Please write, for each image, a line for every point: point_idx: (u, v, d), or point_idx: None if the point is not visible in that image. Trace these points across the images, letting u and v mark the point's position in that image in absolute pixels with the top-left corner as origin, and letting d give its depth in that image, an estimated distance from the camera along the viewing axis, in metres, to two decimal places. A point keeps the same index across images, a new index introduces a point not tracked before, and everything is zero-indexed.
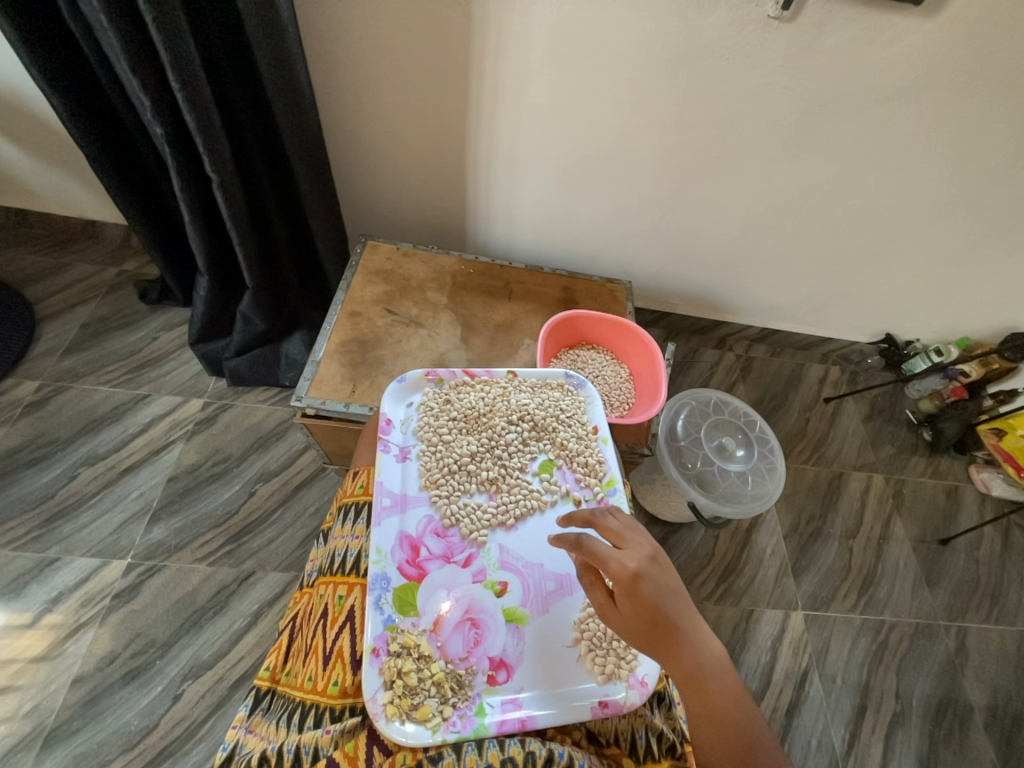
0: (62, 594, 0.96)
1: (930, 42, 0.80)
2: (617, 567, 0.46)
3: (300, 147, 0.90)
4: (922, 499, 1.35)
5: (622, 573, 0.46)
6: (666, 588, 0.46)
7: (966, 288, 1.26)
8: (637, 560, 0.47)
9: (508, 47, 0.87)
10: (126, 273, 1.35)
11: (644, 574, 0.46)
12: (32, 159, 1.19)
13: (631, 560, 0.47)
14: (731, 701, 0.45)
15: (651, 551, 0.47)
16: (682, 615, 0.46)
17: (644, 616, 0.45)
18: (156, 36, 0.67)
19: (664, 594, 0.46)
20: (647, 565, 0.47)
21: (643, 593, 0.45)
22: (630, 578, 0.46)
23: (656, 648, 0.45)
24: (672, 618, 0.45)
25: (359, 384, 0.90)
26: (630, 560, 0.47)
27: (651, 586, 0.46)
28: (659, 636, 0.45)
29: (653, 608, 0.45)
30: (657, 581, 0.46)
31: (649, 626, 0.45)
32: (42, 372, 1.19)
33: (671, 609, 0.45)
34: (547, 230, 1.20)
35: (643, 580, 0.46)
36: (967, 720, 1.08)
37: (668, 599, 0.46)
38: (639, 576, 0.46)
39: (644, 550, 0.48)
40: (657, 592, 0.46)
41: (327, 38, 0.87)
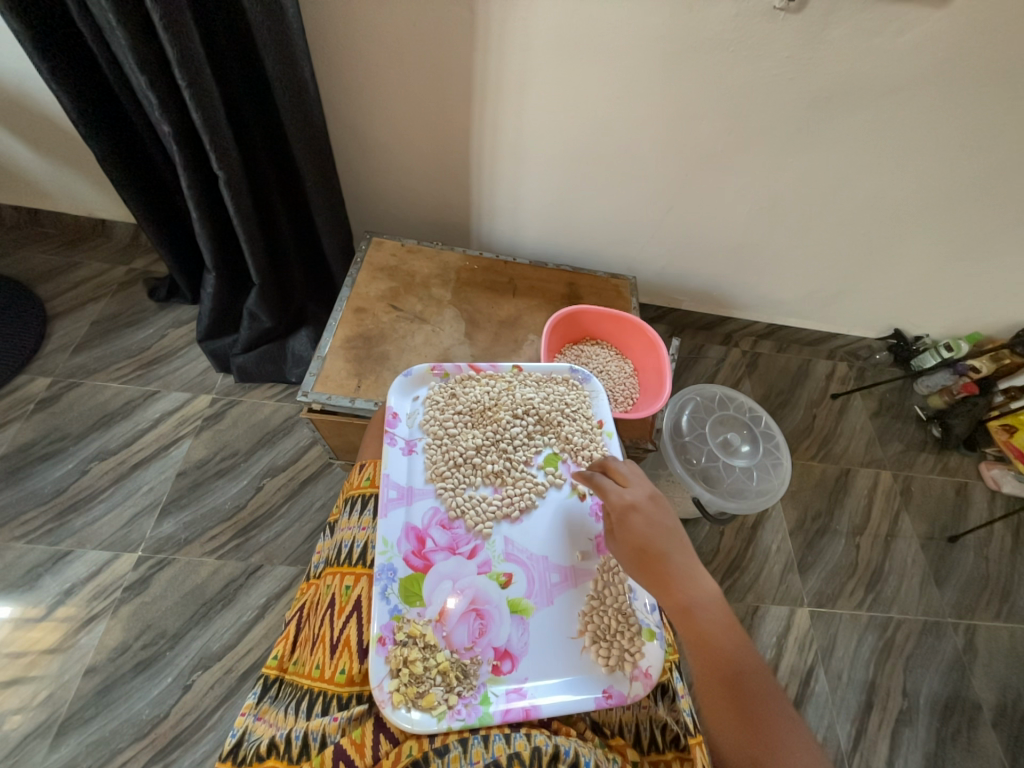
0: (75, 586, 0.98)
1: (938, 32, 0.80)
2: (616, 499, 0.54)
3: (305, 144, 0.91)
4: (931, 496, 1.34)
5: (618, 503, 0.54)
6: (659, 521, 0.52)
7: (977, 283, 1.25)
8: (635, 495, 0.54)
9: (512, 44, 0.87)
10: (135, 271, 1.37)
11: (638, 506, 0.53)
12: (43, 158, 1.20)
13: (630, 494, 0.54)
14: (723, 634, 0.48)
15: (650, 491, 0.54)
16: (672, 547, 0.51)
17: (635, 542, 0.52)
18: (163, 35, 0.68)
19: (654, 524, 0.52)
20: (645, 501, 0.54)
21: (636, 521, 0.52)
22: (626, 508, 0.53)
23: (645, 571, 0.51)
24: (662, 547, 0.51)
25: (365, 380, 0.91)
26: (628, 494, 0.54)
27: (643, 517, 0.53)
28: (649, 560, 0.51)
29: (644, 535, 0.52)
30: (651, 513, 0.53)
31: (639, 550, 0.52)
32: (54, 368, 1.21)
33: (661, 538, 0.52)
34: (551, 227, 1.20)
35: (638, 511, 0.53)
36: (975, 718, 1.07)
37: (658, 530, 0.52)
38: (634, 507, 0.53)
39: (645, 490, 0.55)
40: (649, 522, 0.52)
41: (333, 36, 0.87)
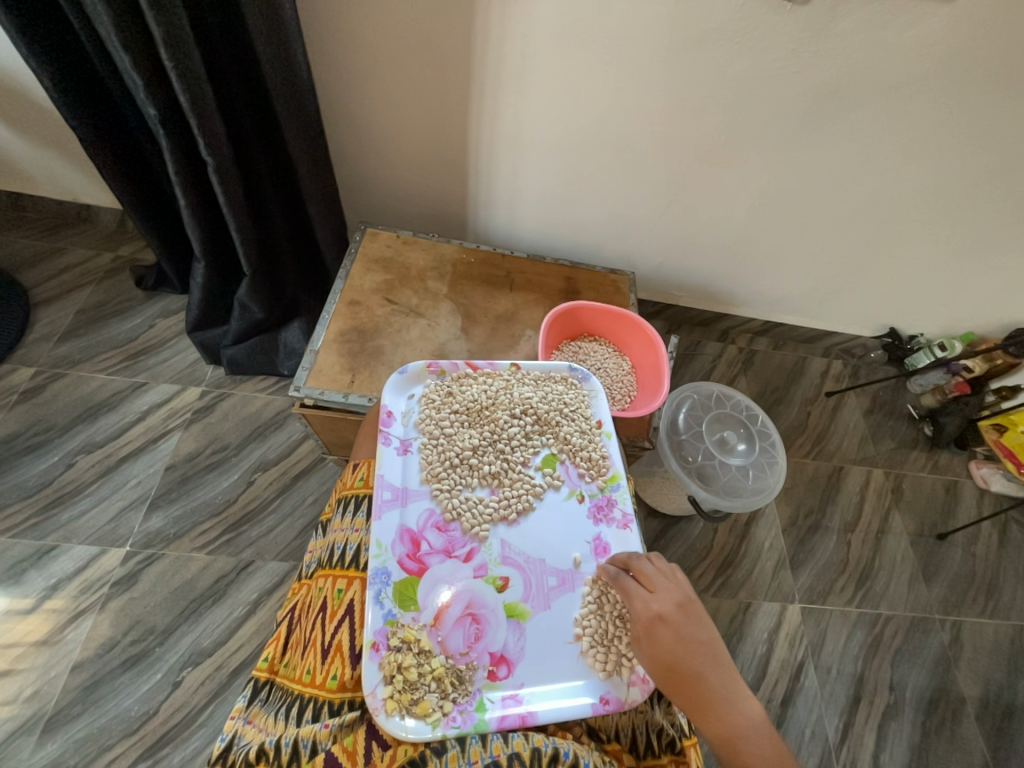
0: (61, 582, 0.96)
1: (948, 26, 0.78)
2: (641, 608, 0.50)
3: (298, 131, 0.88)
4: (921, 494, 1.35)
5: (645, 614, 0.50)
6: (690, 638, 0.48)
7: (973, 282, 1.25)
8: (662, 605, 0.50)
9: (513, 29, 0.84)
10: (122, 259, 1.33)
11: (666, 619, 0.49)
12: (24, 140, 1.16)
13: (657, 603, 0.50)
14: None
15: (679, 599, 0.50)
16: (706, 665, 0.47)
17: (664, 661, 0.48)
18: (147, 10, 0.64)
19: (685, 642, 0.48)
20: (673, 611, 0.49)
21: (662, 636, 0.48)
22: (651, 620, 0.49)
23: (679, 694, 0.47)
24: (695, 667, 0.47)
25: (359, 375, 0.89)
26: (655, 604, 0.50)
27: (673, 632, 0.49)
28: (683, 684, 0.47)
29: (672, 652, 0.48)
30: (680, 627, 0.49)
31: (670, 672, 0.47)
32: (38, 358, 1.17)
33: (693, 656, 0.47)
34: (549, 219, 1.18)
35: (665, 624, 0.49)
36: (959, 711, 1.09)
37: (689, 647, 0.48)
38: (661, 620, 0.49)
39: (673, 597, 0.50)
40: (679, 639, 0.48)
41: (326, 15, 0.84)
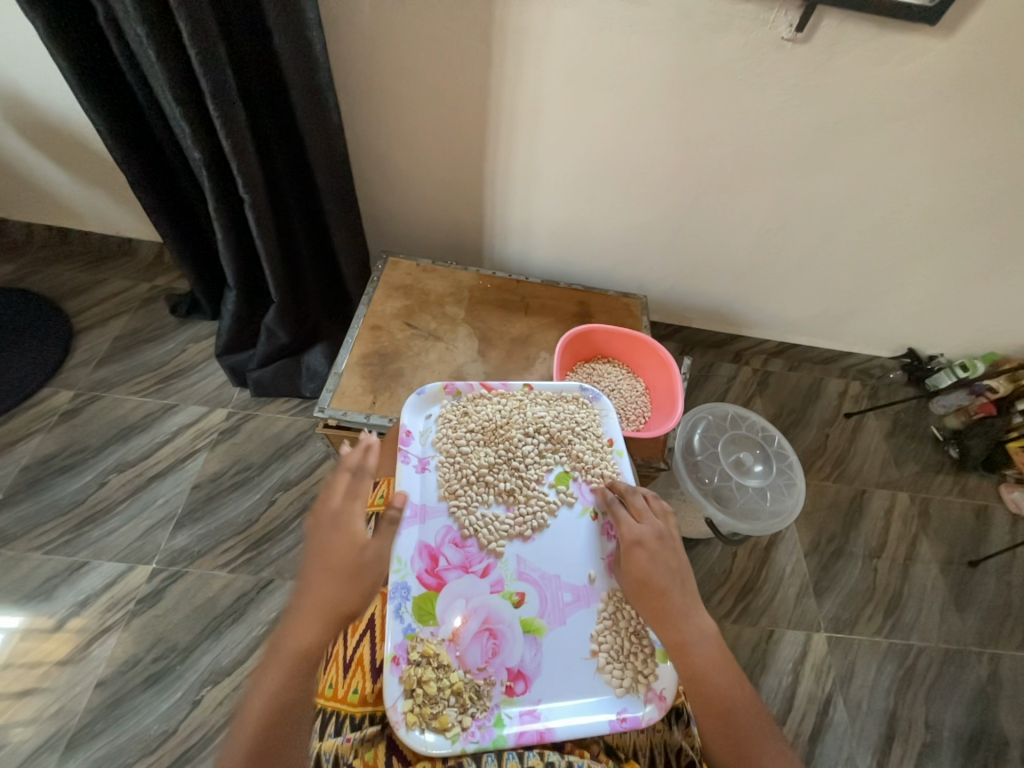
0: (89, 598, 0.99)
1: (946, 60, 0.81)
2: (625, 532, 0.56)
3: (327, 169, 0.94)
4: (950, 519, 1.31)
5: (627, 535, 0.56)
6: (663, 559, 0.54)
7: (991, 303, 1.24)
8: (645, 531, 0.56)
9: (527, 73, 0.90)
10: (158, 288, 1.41)
11: (645, 542, 0.55)
12: (76, 181, 1.26)
13: (640, 529, 0.56)
14: (715, 671, 0.51)
15: (660, 528, 0.56)
16: (672, 584, 0.53)
17: (638, 576, 0.54)
18: (197, 67, 0.71)
19: (658, 562, 0.54)
20: (653, 537, 0.55)
21: (640, 556, 0.54)
22: (632, 541, 0.55)
23: (646, 605, 0.53)
24: (662, 584, 0.53)
25: (379, 397, 0.92)
26: (638, 528, 0.56)
27: (649, 553, 0.54)
28: (651, 596, 0.53)
29: (645, 570, 0.54)
30: (657, 551, 0.55)
31: (641, 586, 0.53)
32: (77, 381, 1.24)
33: (664, 576, 0.54)
34: (561, 246, 1.22)
35: (644, 546, 0.55)
36: (1002, 753, 1.03)
37: (661, 568, 0.54)
38: (641, 542, 0.55)
39: (654, 527, 0.56)
40: (653, 559, 0.54)
41: (355, 65, 0.91)
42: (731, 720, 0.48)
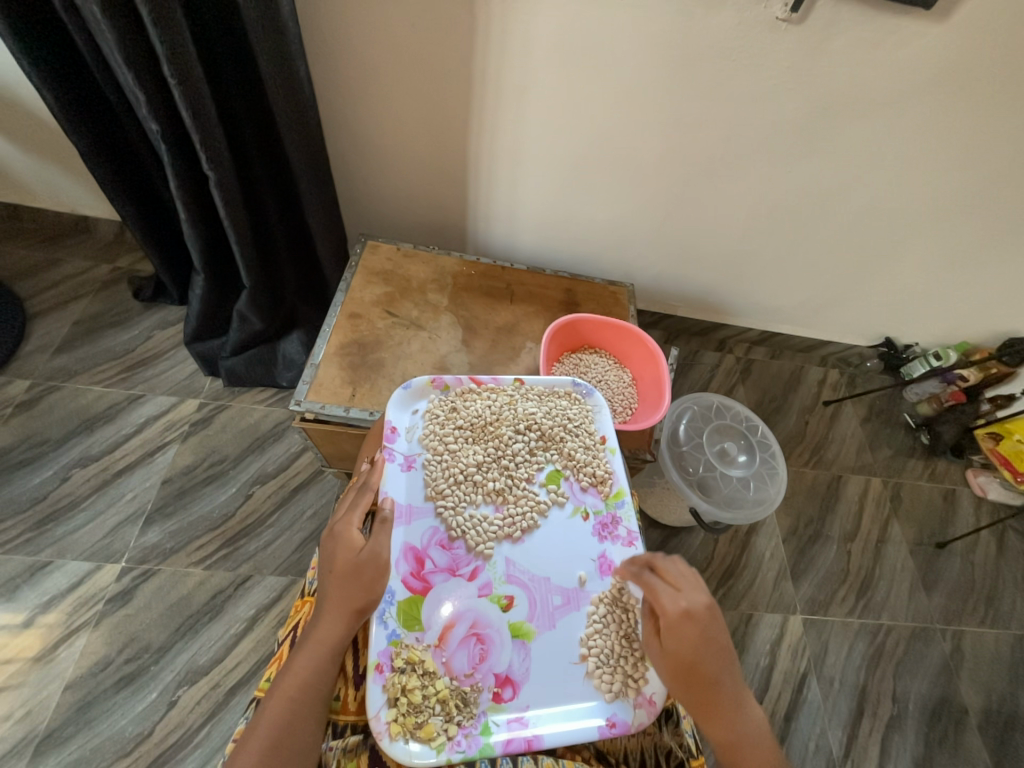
0: (54, 598, 0.94)
1: (938, 46, 0.80)
2: (670, 608, 0.49)
3: (299, 145, 0.88)
4: (920, 502, 1.35)
5: (674, 613, 0.49)
6: (713, 639, 0.49)
7: (967, 292, 1.26)
8: (692, 605, 0.49)
9: (512, 46, 0.85)
10: (119, 270, 1.33)
11: (694, 621, 0.49)
12: (23, 153, 1.16)
13: (686, 602, 0.50)
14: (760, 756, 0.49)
15: (708, 601, 0.50)
16: (719, 668, 0.49)
17: (686, 659, 0.48)
18: (151, 30, 0.65)
19: (707, 640, 0.49)
20: (701, 615, 0.49)
21: (687, 637, 0.49)
22: (679, 620, 0.49)
23: (692, 689, 0.49)
24: (710, 670, 0.49)
25: (359, 388, 0.89)
26: (685, 604, 0.49)
27: (698, 631, 0.49)
28: (700, 679, 0.49)
29: (693, 654, 0.49)
30: (704, 629, 0.49)
31: (689, 670, 0.49)
32: (34, 370, 1.16)
33: (711, 655, 0.49)
34: (547, 231, 1.19)
35: (692, 626, 0.49)
36: (962, 723, 1.09)
37: (710, 651, 0.49)
38: (690, 622, 0.49)
39: (701, 600, 0.50)
40: (703, 639, 0.49)
41: (328, 32, 0.85)
42: None
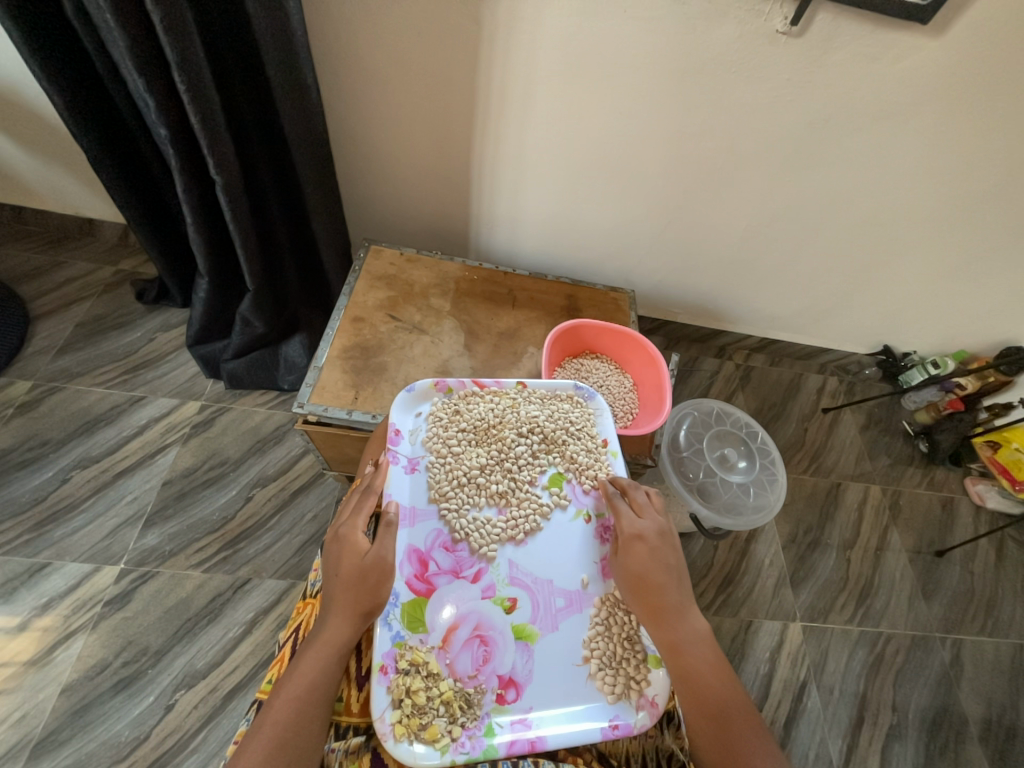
0: (52, 600, 0.94)
1: (934, 60, 0.81)
2: (625, 526, 0.56)
3: (306, 151, 0.89)
4: (918, 510, 1.36)
5: (628, 528, 0.55)
6: (663, 555, 0.54)
7: (964, 301, 1.28)
8: (645, 526, 0.55)
9: (516, 57, 0.87)
10: (123, 273, 1.33)
11: (646, 536, 0.55)
12: (30, 156, 1.17)
13: (640, 522, 0.56)
14: (708, 671, 0.50)
15: (661, 524, 0.56)
16: (668, 582, 0.53)
17: (637, 570, 0.53)
18: (163, 37, 0.66)
19: (658, 557, 0.54)
20: (653, 533, 0.55)
21: (638, 549, 0.54)
22: (631, 534, 0.55)
23: (642, 601, 0.53)
24: (658, 581, 0.53)
25: (362, 391, 0.89)
26: (639, 523, 0.56)
27: (649, 547, 0.54)
28: (648, 590, 0.52)
29: (642, 564, 0.53)
30: (656, 546, 0.54)
31: (638, 579, 0.53)
32: (36, 371, 1.17)
33: (661, 571, 0.53)
34: (549, 237, 1.20)
35: (643, 540, 0.54)
36: (962, 732, 1.08)
37: (660, 564, 0.53)
38: (641, 536, 0.55)
39: (655, 523, 0.56)
40: (652, 554, 0.54)
41: (336, 40, 0.86)
42: (726, 728, 0.47)
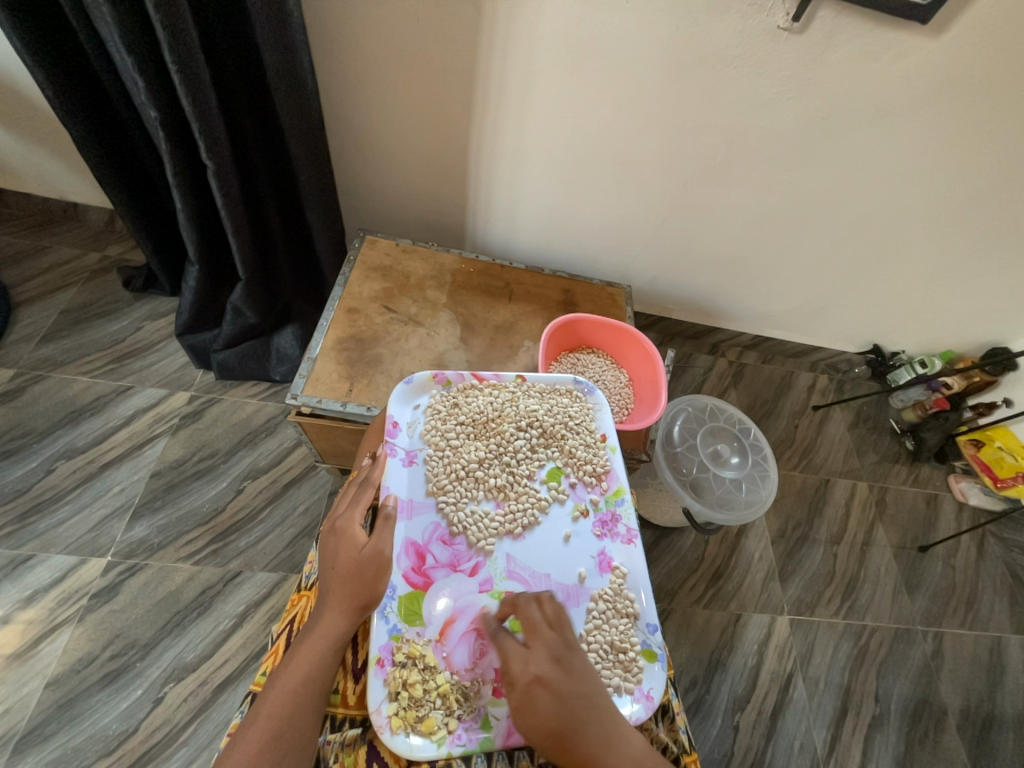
0: (37, 593, 0.92)
1: (932, 61, 0.82)
2: (521, 672, 0.46)
3: (300, 137, 0.87)
4: (903, 507, 1.38)
5: (523, 677, 0.46)
6: (569, 691, 0.45)
7: (954, 302, 1.30)
8: (539, 664, 0.46)
9: (517, 47, 0.85)
10: (109, 259, 1.30)
11: (543, 680, 0.46)
12: (10, 136, 1.13)
13: (533, 663, 0.47)
14: None
15: (553, 652, 0.47)
16: (587, 723, 0.44)
17: (548, 730, 0.44)
18: (154, 15, 0.64)
19: (568, 698, 0.45)
20: (548, 669, 0.46)
21: (541, 701, 0.45)
22: (530, 684, 0.46)
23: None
24: (577, 730, 0.44)
25: (357, 383, 0.88)
26: (532, 665, 0.46)
27: (552, 692, 0.45)
28: (568, 750, 0.44)
29: (554, 721, 0.44)
30: (558, 685, 0.46)
31: (554, 740, 0.44)
32: (18, 359, 1.14)
33: (574, 716, 0.44)
34: (545, 231, 1.20)
35: (544, 686, 0.45)
36: (941, 722, 1.11)
37: (569, 707, 0.45)
38: (539, 681, 0.46)
39: (548, 653, 0.47)
40: (559, 700, 0.45)
41: (331, 22, 0.84)
42: None
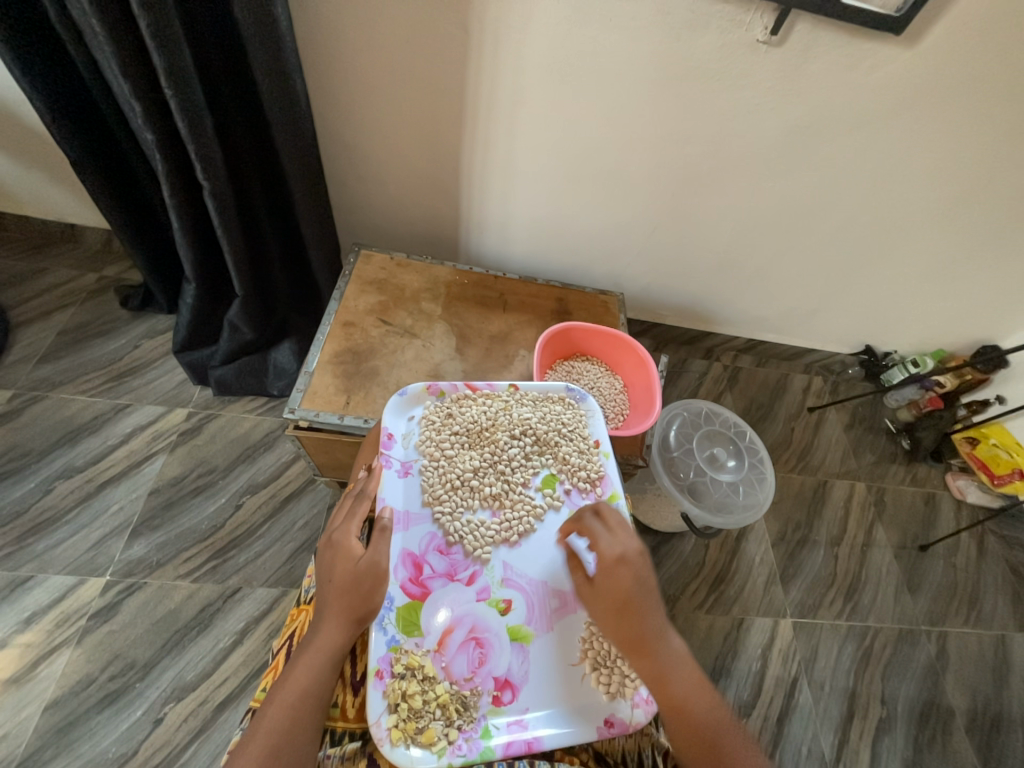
0: (35, 615, 0.92)
1: (908, 69, 0.84)
2: (605, 550, 0.54)
3: (294, 155, 0.89)
4: (902, 506, 1.39)
5: (609, 555, 0.53)
6: (644, 577, 0.52)
7: (942, 301, 1.31)
8: (623, 549, 0.53)
9: (505, 66, 0.88)
10: (106, 279, 1.31)
11: (627, 561, 0.53)
12: (9, 161, 1.15)
13: (619, 544, 0.54)
14: (693, 691, 0.49)
15: (640, 546, 0.54)
16: (648, 606, 0.52)
17: (616, 597, 0.51)
18: (149, 41, 0.65)
19: (640, 581, 0.52)
20: (629, 554, 0.53)
21: (617, 577, 0.52)
22: (611, 559, 0.53)
23: (624, 635, 0.50)
24: (641, 607, 0.51)
25: (353, 396, 0.89)
26: (618, 546, 0.54)
27: (631, 573, 0.52)
28: (628, 617, 0.51)
29: (623, 589, 0.51)
30: (637, 569, 0.53)
31: (621, 606, 0.51)
32: (16, 381, 1.14)
33: (640, 596, 0.52)
34: (538, 241, 1.21)
35: (624, 565, 0.52)
36: (949, 723, 1.10)
37: (641, 588, 0.52)
38: (622, 560, 0.53)
39: (632, 545, 0.54)
40: (636, 580, 0.52)
41: (323, 45, 0.86)
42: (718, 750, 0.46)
